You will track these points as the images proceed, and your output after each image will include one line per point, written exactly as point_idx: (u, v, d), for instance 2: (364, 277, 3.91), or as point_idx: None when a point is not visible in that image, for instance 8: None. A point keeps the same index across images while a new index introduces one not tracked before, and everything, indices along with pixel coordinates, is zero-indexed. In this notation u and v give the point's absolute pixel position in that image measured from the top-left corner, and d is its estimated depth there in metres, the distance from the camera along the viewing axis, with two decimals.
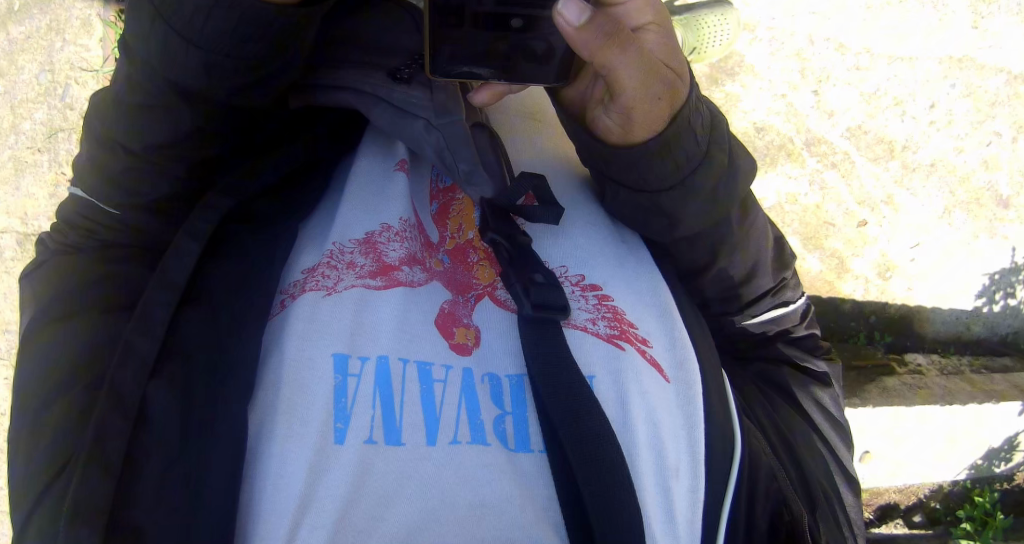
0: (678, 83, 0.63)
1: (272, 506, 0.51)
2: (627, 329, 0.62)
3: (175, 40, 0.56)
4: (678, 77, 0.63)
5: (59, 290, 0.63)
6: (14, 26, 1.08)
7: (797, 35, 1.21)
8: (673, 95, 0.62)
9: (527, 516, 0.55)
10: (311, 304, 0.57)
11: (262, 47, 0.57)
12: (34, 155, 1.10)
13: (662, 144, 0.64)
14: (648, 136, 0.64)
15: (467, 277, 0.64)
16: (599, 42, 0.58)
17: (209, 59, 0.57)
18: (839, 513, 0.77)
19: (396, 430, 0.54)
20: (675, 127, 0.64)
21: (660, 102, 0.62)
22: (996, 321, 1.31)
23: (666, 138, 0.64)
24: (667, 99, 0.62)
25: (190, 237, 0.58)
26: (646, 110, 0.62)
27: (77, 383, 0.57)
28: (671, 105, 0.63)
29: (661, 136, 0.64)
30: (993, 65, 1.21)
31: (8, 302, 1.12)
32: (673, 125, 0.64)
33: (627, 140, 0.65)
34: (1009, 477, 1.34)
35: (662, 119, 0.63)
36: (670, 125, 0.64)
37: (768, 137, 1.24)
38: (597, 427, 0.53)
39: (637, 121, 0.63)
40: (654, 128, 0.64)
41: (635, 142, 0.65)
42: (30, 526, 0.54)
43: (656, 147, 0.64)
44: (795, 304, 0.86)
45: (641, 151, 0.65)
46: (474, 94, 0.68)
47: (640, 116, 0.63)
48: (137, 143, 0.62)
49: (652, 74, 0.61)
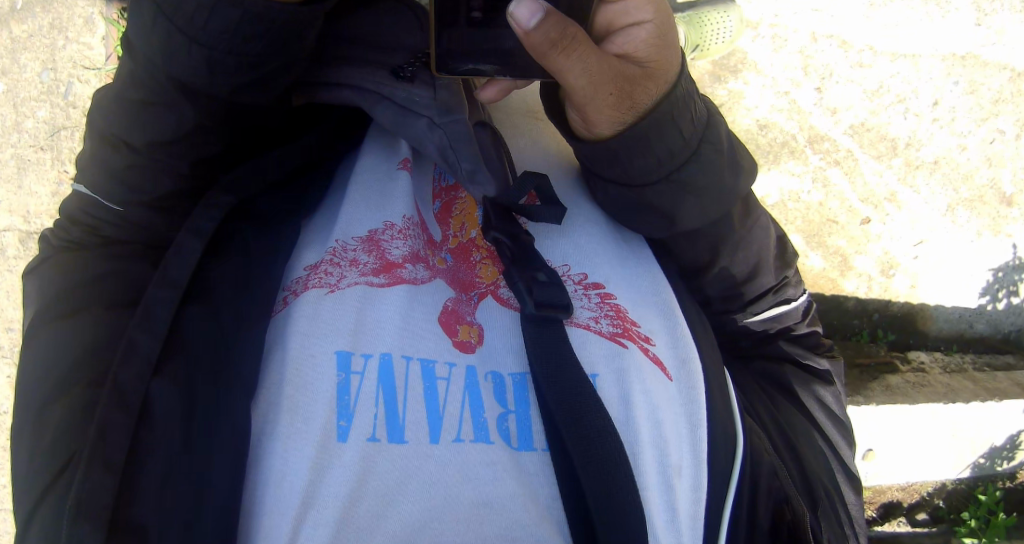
0: (637, 83, 0.61)
1: (277, 505, 0.52)
2: (630, 327, 0.62)
3: (178, 38, 0.57)
4: (638, 77, 0.61)
5: (63, 287, 0.63)
6: (16, 24, 1.08)
7: (799, 31, 1.21)
8: (629, 94, 0.61)
9: (530, 515, 0.54)
10: (314, 301, 0.57)
11: (264, 45, 0.58)
12: (37, 153, 1.10)
13: (635, 137, 0.63)
14: (613, 132, 0.64)
15: (470, 275, 0.64)
16: (544, 45, 0.56)
17: (211, 56, 0.57)
18: (841, 512, 0.76)
19: (399, 428, 0.54)
20: (650, 123, 0.63)
21: (611, 101, 0.61)
22: (999, 319, 1.31)
23: (636, 134, 0.63)
24: (622, 99, 0.61)
25: (191, 234, 0.59)
26: (598, 108, 0.61)
27: (80, 382, 0.57)
28: (628, 104, 0.62)
29: (628, 132, 0.63)
30: (997, 62, 1.21)
31: (8, 300, 1.11)
32: (645, 122, 0.63)
33: (593, 135, 0.65)
34: (1012, 475, 1.34)
35: (621, 116, 0.62)
36: (634, 122, 0.63)
37: (771, 135, 1.24)
38: (599, 424, 0.53)
39: (594, 118, 0.62)
40: (615, 125, 0.63)
41: (600, 137, 0.65)
42: (34, 524, 0.54)
43: (629, 141, 0.64)
44: (797, 302, 0.86)
45: (611, 145, 0.64)
46: (482, 90, 0.69)
47: (593, 113, 0.62)
48: (141, 140, 0.62)
49: (604, 76, 0.59)
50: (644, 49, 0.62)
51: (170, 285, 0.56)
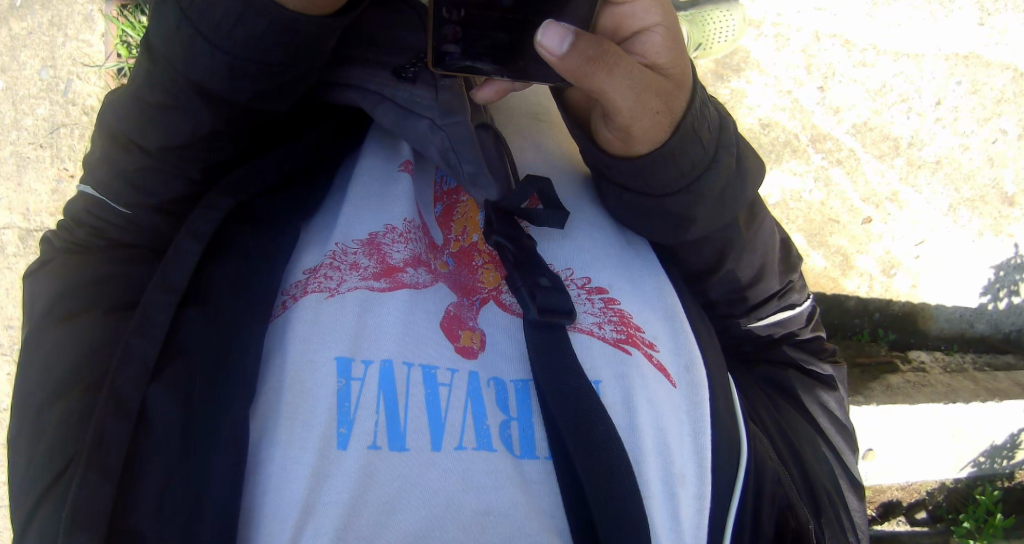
0: (673, 93, 0.62)
1: (276, 513, 0.51)
2: (634, 333, 0.61)
3: (200, 42, 0.56)
4: (672, 87, 0.62)
5: (66, 289, 0.62)
6: (16, 21, 1.07)
7: (803, 30, 1.20)
8: (670, 106, 0.62)
9: (532, 523, 0.54)
10: (314, 306, 0.57)
11: (287, 55, 0.57)
12: (37, 151, 1.09)
13: (666, 151, 0.63)
14: (648, 149, 0.64)
15: (472, 280, 0.64)
16: (584, 67, 0.57)
17: (234, 63, 0.57)
18: (844, 517, 0.76)
19: (400, 436, 0.54)
20: (679, 135, 0.63)
21: (658, 116, 0.61)
22: (1000, 319, 1.31)
23: (667, 148, 0.63)
24: (663, 111, 0.61)
25: (189, 237, 0.58)
26: (645, 126, 0.62)
27: (80, 386, 0.57)
28: (670, 116, 0.62)
29: (662, 148, 0.63)
30: (1000, 61, 1.20)
31: (8, 297, 1.11)
32: (677, 134, 0.63)
33: (628, 152, 0.65)
34: (1011, 474, 1.34)
35: (662, 132, 0.63)
36: (671, 135, 0.63)
37: (773, 134, 1.23)
38: (603, 432, 0.53)
39: (638, 136, 0.63)
40: (655, 141, 0.63)
41: (635, 154, 0.64)
42: (30, 531, 0.53)
43: (660, 155, 0.63)
44: (802, 306, 0.86)
45: (644, 163, 0.64)
46: (479, 90, 0.68)
47: (640, 132, 0.62)
48: (154, 143, 0.61)
49: (647, 89, 0.60)
50: (665, 55, 0.62)
51: (168, 289, 0.55)
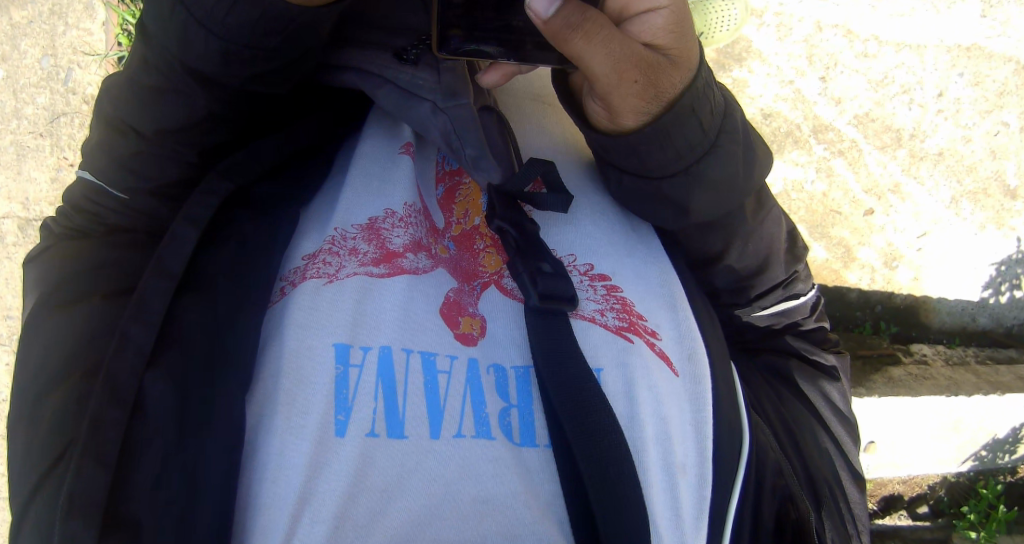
0: (661, 69, 0.60)
1: (272, 501, 0.51)
2: (636, 321, 0.61)
3: (194, 28, 0.55)
4: (662, 64, 0.60)
5: (62, 276, 0.61)
6: (16, 10, 1.06)
7: (805, 21, 1.19)
8: (654, 80, 0.60)
9: (531, 512, 0.53)
10: (312, 292, 0.56)
11: (280, 40, 0.56)
12: (36, 139, 1.08)
13: (657, 129, 0.63)
14: (636, 124, 0.63)
15: (473, 264, 0.63)
16: (563, 33, 0.55)
17: (227, 49, 0.56)
18: (843, 508, 0.77)
19: (398, 423, 0.53)
20: (673, 113, 0.62)
21: (636, 88, 0.60)
22: (1003, 313, 1.30)
23: (657, 125, 0.62)
24: (645, 85, 0.60)
25: (186, 219, 0.57)
26: (623, 96, 0.60)
27: (77, 372, 0.56)
28: (653, 91, 0.61)
29: (651, 123, 0.63)
30: (1003, 53, 1.19)
31: (8, 288, 1.10)
32: (669, 112, 0.62)
33: (616, 127, 0.64)
34: (1014, 469, 1.33)
35: (647, 106, 0.61)
36: (657, 114, 0.62)
37: (775, 124, 1.22)
38: (603, 418, 0.52)
39: (620, 107, 0.61)
40: (641, 115, 0.62)
41: (621, 127, 0.64)
42: (28, 519, 0.53)
43: (652, 133, 0.63)
44: (806, 297, 0.85)
45: (636, 137, 0.63)
46: (485, 74, 0.66)
47: (619, 101, 0.61)
48: (151, 128, 0.61)
49: (627, 59, 0.58)
50: (665, 38, 0.60)
51: (166, 274, 0.55)
